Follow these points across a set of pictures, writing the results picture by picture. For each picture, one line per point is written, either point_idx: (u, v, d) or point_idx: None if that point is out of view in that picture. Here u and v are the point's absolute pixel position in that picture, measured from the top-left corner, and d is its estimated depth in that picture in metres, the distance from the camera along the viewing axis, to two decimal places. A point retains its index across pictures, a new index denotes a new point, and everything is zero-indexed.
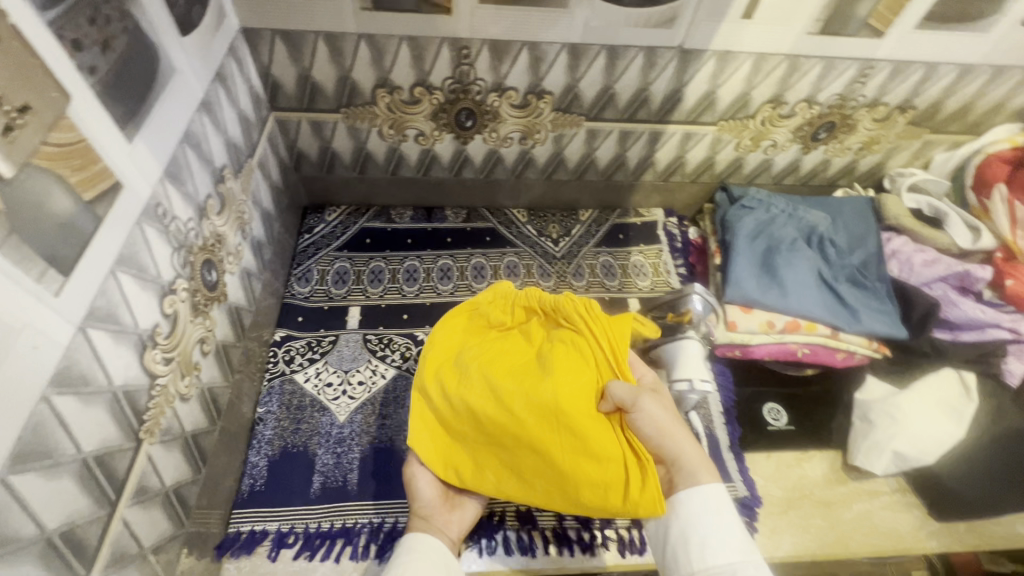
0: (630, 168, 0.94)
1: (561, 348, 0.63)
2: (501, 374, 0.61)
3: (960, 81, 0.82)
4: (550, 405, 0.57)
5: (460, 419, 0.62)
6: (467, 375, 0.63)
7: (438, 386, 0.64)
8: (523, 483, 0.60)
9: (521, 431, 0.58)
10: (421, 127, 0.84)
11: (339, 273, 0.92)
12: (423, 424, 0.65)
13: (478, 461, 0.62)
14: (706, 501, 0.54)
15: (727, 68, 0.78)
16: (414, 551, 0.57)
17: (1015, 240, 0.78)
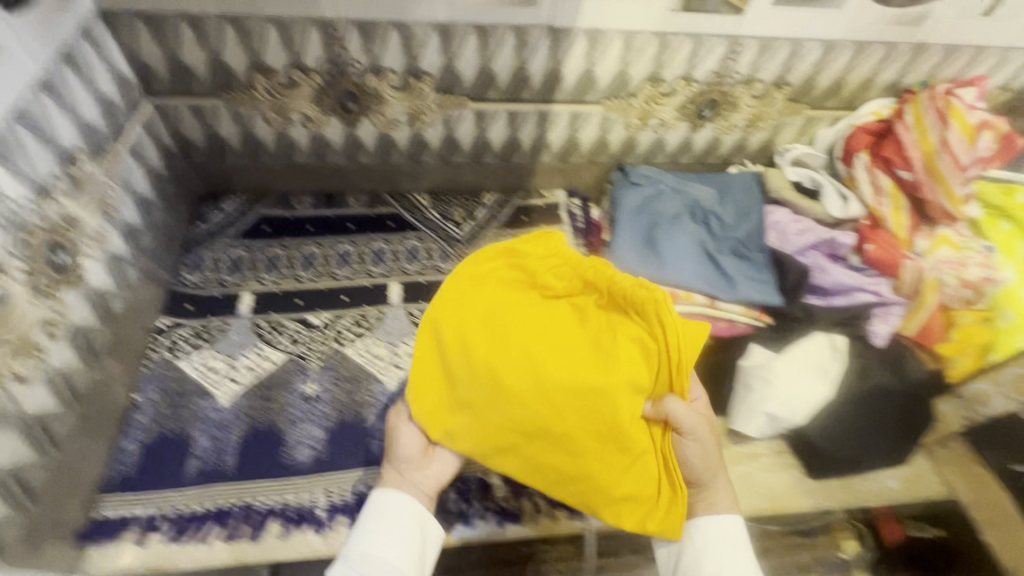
0: (525, 149, 0.96)
1: (637, 353, 0.59)
2: (550, 361, 0.58)
3: (827, 57, 0.85)
4: (610, 413, 0.57)
5: (483, 402, 0.59)
6: (497, 350, 0.59)
7: (467, 353, 0.60)
8: (536, 468, 0.60)
9: (561, 426, 0.57)
10: (305, 111, 0.84)
11: (234, 261, 0.91)
12: (428, 389, 0.62)
13: (491, 438, 0.59)
14: (722, 530, 0.60)
15: (599, 47, 0.80)
16: (385, 518, 0.58)
17: (877, 208, 0.82)
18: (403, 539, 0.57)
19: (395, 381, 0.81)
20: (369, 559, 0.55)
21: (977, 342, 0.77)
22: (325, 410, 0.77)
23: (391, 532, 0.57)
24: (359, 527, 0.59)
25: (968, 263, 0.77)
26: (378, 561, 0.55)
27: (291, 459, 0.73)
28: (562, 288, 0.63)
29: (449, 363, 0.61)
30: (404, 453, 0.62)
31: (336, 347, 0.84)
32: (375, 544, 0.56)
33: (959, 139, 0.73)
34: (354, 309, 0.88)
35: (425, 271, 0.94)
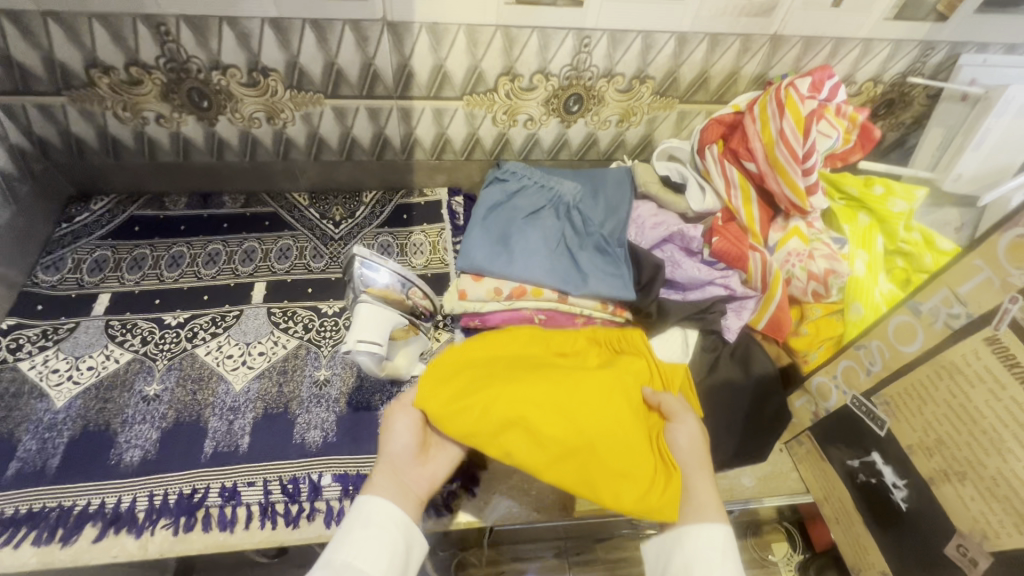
0: (396, 146, 0.95)
1: (640, 364, 0.69)
2: (551, 366, 0.67)
3: (683, 50, 0.85)
4: (609, 393, 0.64)
5: (496, 386, 0.64)
6: (510, 363, 0.68)
7: (485, 362, 0.69)
8: (536, 445, 0.60)
9: (569, 403, 0.62)
10: (158, 110, 0.84)
11: (97, 261, 0.90)
12: (442, 387, 0.65)
13: (496, 412, 0.61)
14: (710, 539, 0.58)
15: (443, 41, 0.79)
16: (369, 526, 0.58)
17: (730, 201, 0.81)
18: (385, 551, 0.58)
19: (242, 381, 0.80)
20: (349, 570, 0.55)
21: (827, 336, 0.77)
22: (163, 410, 0.76)
23: (373, 541, 0.57)
24: (343, 527, 0.59)
25: (813, 255, 0.76)
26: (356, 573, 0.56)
27: (118, 461, 0.71)
28: (568, 342, 0.74)
29: (464, 369, 0.67)
30: (398, 450, 0.63)
31: (186, 347, 0.82)
32: (354, 553, 0.56)
33: (791, 128, 0.72)
34: (212, 309, 0.87)
35: (293, 270, 0.93)
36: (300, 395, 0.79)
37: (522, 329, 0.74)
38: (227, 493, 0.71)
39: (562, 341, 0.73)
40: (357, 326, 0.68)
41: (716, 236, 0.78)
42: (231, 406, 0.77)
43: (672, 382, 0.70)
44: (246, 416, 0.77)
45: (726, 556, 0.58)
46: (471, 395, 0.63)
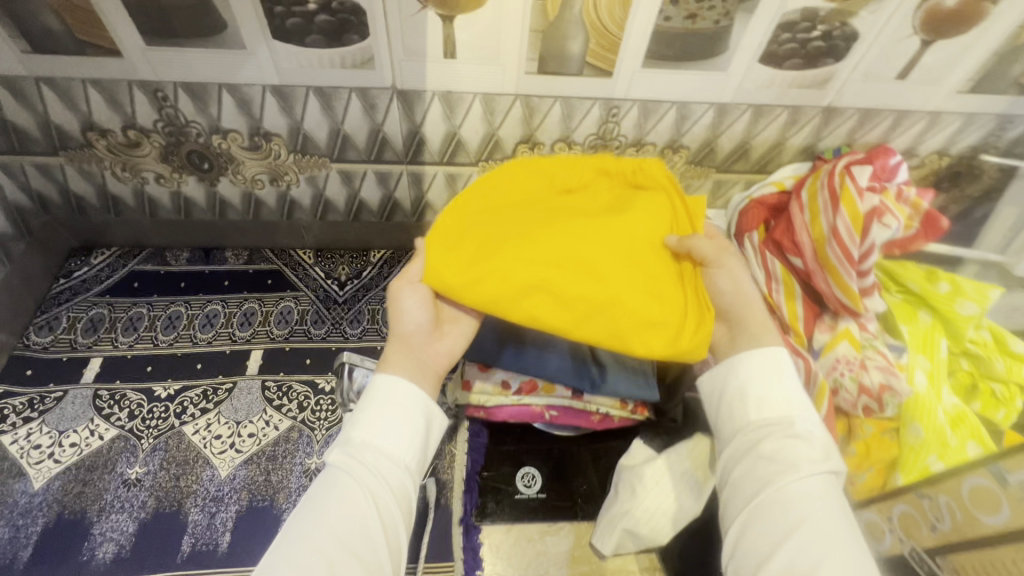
0: (406, 209, 0.89)
1: (658, 203, 0.62)
2: (566, 222, 0.59)
3: (722, 121, 0.76)
4: (631, 244, 0.59)
5: (516, 249, 0.57)
6: (523, 220, 0.60)
7: (498, 214, 0.61)
8: (563, 303, 0.56)
9: (584, 261, 0.57)
10: (156, 170, 0.79)
11: (92, 320, 0.86)
12: (450, 254, 0.57)
13: (516, 277, 0.55)
14: (764, 362, 0.57)
15: (458, 109, 0.73)
16: (386, 405, 0.54)
17: (771, 295, 0.71)
18: (407, 428, 0.53)
19: (229, 467, 0.75)
20: (370, 450, 0.52)
21: (880, 458, 0.68)
22: (143, 499, 0.71)
23: (392, 419, 0.53)
24: (354, 410, 0.55)
25: (865, 365, 0.67)
26: (377, 450, 0.52)
27: (90, 557, 0.67)
28: (577, 175, 0.64)
29: (475, 229, 0.59)
30: (415, 330, 0.58)
31: (174, 425, 0.78)
32: (366, 430, 0.52)
33: (847, 227, 0.63)
34: (205, 380, 0.82)
35: (292, 337, 0.88)
36: (289, 486, 0.74)
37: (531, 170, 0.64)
38: None
39: (574, 184, 0.64)
40: None
41: None
42: (214, 496, 0.72)
43: (698, 220, 0.62)
44: (229, 510, 0.71)
45: (788, 378, 0.56)
46: (486, 263, 0.56)
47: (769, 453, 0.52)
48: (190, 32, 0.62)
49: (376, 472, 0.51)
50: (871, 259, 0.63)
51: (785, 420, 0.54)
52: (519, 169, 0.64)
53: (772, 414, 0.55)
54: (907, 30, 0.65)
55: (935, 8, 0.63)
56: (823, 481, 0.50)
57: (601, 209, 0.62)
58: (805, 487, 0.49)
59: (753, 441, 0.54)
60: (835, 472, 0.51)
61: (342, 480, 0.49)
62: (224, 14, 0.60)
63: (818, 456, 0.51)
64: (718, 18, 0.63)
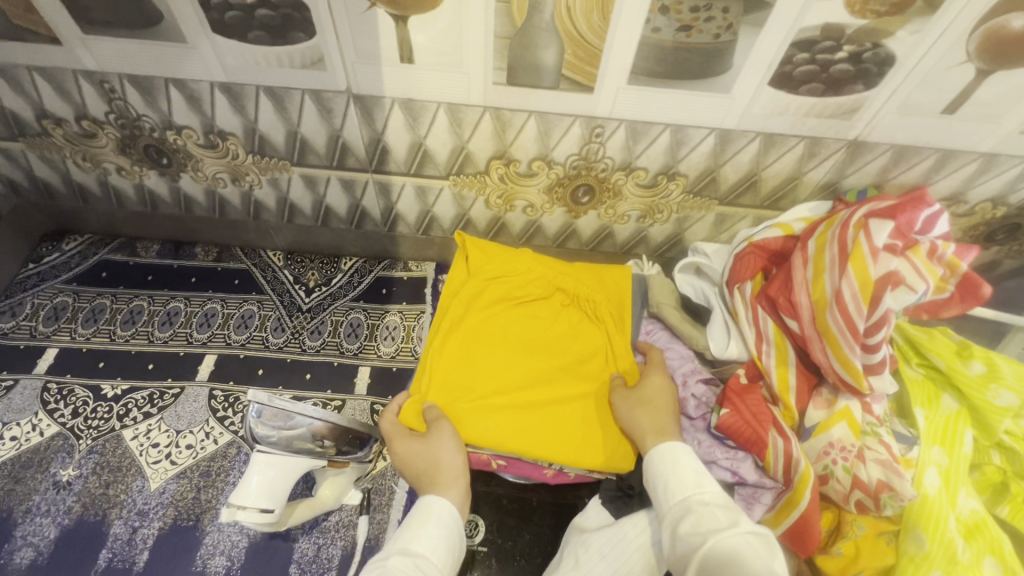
0: (376, 218, 0.83)
1: (597, 336, 0.70)
2: (522, 350, 0.69)
3: (726, 149, 0.66)
4: (566, 374, 0.68)
5: (484, 372, 0.67)
6: (494, 343, 0.69)
7: (472, 334, 0.69)
8: (518, 426, 0.64)
9: (531, 386, 0.66)
10: (116, 161, 0.76)
11: (54, 309, 0.85)
12: (430, 373, 0.66)
13: (482, 400, 0.65)
14: (662, 458, 0.54)
15: (422, 119, 0.66)
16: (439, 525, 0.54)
17: (759, 358, 0.62)
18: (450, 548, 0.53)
19: (160, 479, 0.71)
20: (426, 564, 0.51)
21: (869, 566, 0.57)
22: (69, 504, 0.69)
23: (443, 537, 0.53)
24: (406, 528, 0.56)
25: (863, 456, 0.56)
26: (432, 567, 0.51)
27: (7, 561, 0.65)
28: (536, 288, 0.73)
29: (452, 350, 0.68)
30: (448, 464, 0.58)
31: (114, 428, 0.75)
32: (417, 539, 0.52)
33: (854, 293, 0.52)
34: (153, 383, 0.80)
35: (249, 343, 0.84)
36: (217, 507, 0.70)
37: (494, 283, 0.73)
38: None
39: (528, 308, 0.72)
40: (241, 488, 0.55)
41: (727, 407, 0.60)
42: (140, 510, 0.69)
43: (625, 352, 0.69)
44: (152, 525, 0.68)
45: (685, 460, 0.54)
46: (460, 385, 0.66)
47: (688, 532, 0.48)
48: (124, 21, 0.56)
49: None
50: (881, 334, 0.52)
51: (693, 498, 0.50)
52: (484, 281, 0.73)
53: (684, 490, 0.51)
54: (959, 56, 0.53)
55: (998, 30, 0.50)
56: (744, 536, 0.44)
57: (554, 332, 0.70)
58: (724, 543, 0.44)
59: (673, 529, 0.49)
60: (755, 532, 0.45)
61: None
62: (157, 3, 0.55)
63: (728, 523, 0.46)
64: (718, 31, 0.53)
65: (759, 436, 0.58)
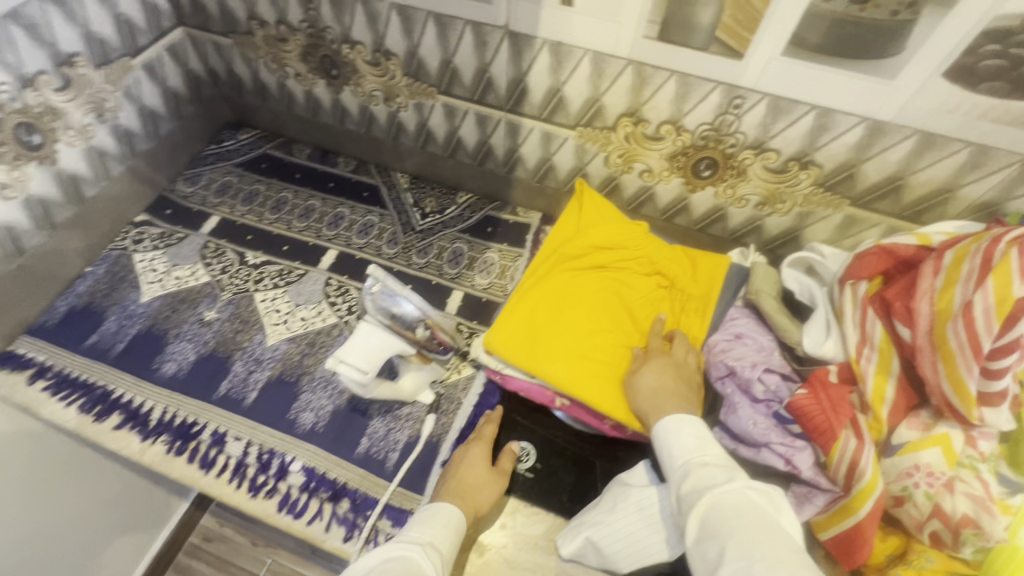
0: (498, 157, 0.89)
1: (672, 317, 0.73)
2: (594, 312, 0.72)
3: (873, 143, 0.62)
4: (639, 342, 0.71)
5: (565, 322, 0.71)
6: (578, 303, 0.72)
7: (558, 288, 0.74)
8: (583, 376, 0.67)
9: (609, 347, 0.70)
10: (297, 67, 0.89)
11: (222, 185, 1.01)
12: (512, 316, 0.72)
13: (561, 349, 0.69)
14: (665, 432, 0.57)
15: (566, 64, 0.69)
16: (444, 523, 0.60)
17: (857, 361, 0.58)
18: (445, 538, 0.58)
19: (276, 338, 0.84)
20: (430, 551, 0.56)
21: None
22: (208, 338, 0.84)
23: (442, 527, 0.59)
24: (414, 519, 0.60)
25: (952, 486, 0.52)
26: (433, 552, 0.56)
27: (158, 368, 0.80)
28: (636, 262, 0.76)
29: (538, 303, 0.73)
30: (472, 477, 0.67)
31: (249, 289, 0.89)
32: (440, 538, 0.58)
33: (986, 308, 0.49)
34: (285, 261, 0.92)
35: (366, 248, 0.95)
36: (314, 373, 0.81)
37: (596, 239, 0.76)
38: (217, 437, 0.75)
39: (612, 270, 0.76)
40: (348, 345, 0.63)
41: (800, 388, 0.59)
42: (258, 358, 0.82)
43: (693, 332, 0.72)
44: (264, 372, 0.80)
45: (687, 428, 0.56)
46: (544, 329, 0.71)
47: (690, 489, 0.50)
48: None
49: (425, 560, 0.54)
50: (1009, 359, 0.48)
51: (695, 461, 0.52)
52: (577, 239, 0.77)
53: (685, 453, 0.54)
54: None
55: None
56: (746, 492, 0.47)
57: (630, 298, 0.74)
58: (729, 503, 0.47)
59: (677, 488, 0.52)
60: (757, 488, 0.48)
61: (414, 572, 0.52)
62: None
63: (725, 480, 0.49)
64: (897, 8, 0.50)
65: (830, 425, 0.56)
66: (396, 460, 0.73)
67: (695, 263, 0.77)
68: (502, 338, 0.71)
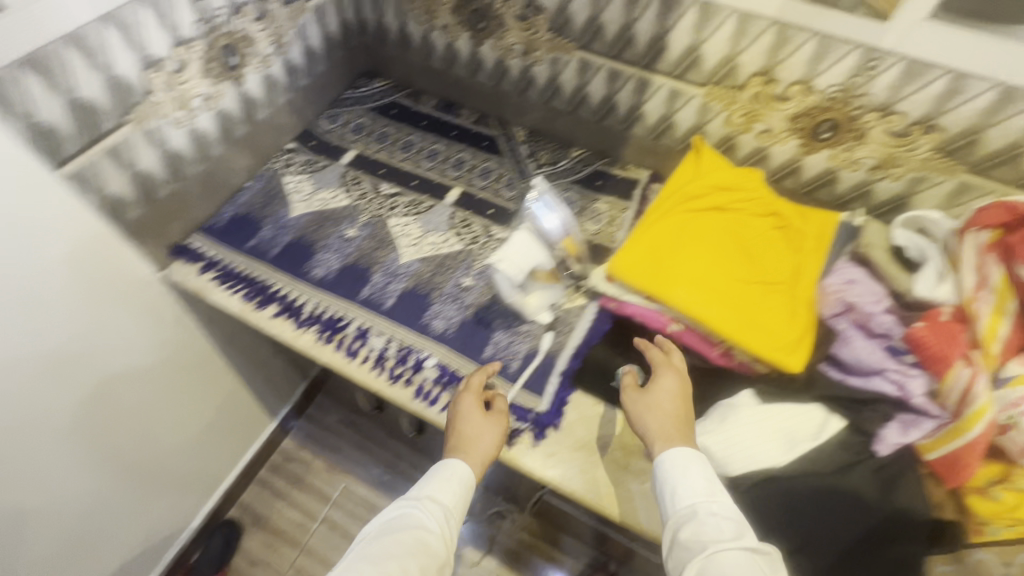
0: (620, 114, 0.97)
1: (787, 256, 0.79)
2: (713, 248, 0.80)
3: (1003, 108, 0.67)
4: (754, 277, 0.78)
5: (686, 254, 0.80)
6: (699, 238, 0.81)
7: (681, 224, 0.82)
8: (702, 302, 0.76)
9: (726, 280, 0.78)
10: (445, 20, 0.99)
11: (358, 125, 1.12)
12: (636, 245, 0.82)
13: (681, 277, 0.78)
14: (672, 463, 0.64)
15: (710, 23, 0.77)
16: (450, 477, 0.69)
17: (973, 301, 0.64)
18: (452, 490, 0.68)
19: (409, 257, 0.94)
20: (433, 504, 0.67)
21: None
22: (350, 251, 0.94)
23: (448, 481, 0.69)
24: (426, 476, 0.70)
25: None
26: (435, 505, 0.67)
27: (308, 271, 0.91)
28: (755, 208, 0.83)
29: (661, 236, 0.82)
30: (473, 433, 0.72)
31: (384, 215, 0.99)
32: (441, 492, 0.68)
33: None
34: (415, 194, 1.03)
35: (486, 189, 1.04)
36: (443, 288, 0.90)
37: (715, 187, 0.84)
38: (360, 332, 0.85)
39: (732, 212, 0.83)
40: (511, 244, 0.77)
41: (919, 321, 0.65)
42: (394, 271, 0.92)
43: (807, 270, 0.78)
44: (399, 283, 0.90)
45: (699, 471, 0.63)
46: (666, 258, 0.80)
47: (690, 537, 0.59)
48: None
49: (429, 517, 0.66)
50: None
51: (701, 508, 0.60)
52: (698, 186, 0.84)
53: (693, 496, 0.61)
54: None
55: None
56: (740, 557, 0.55)
57: (747, 236, 0.81)
58: (723, 562, 0.55)
59: (676, 531, 0.60)
60: (753, 551, 0.56)
61: (415, 527, 0.64)
62: None
63: (731, 537, 0.57)
64: None
65: (946, 353, 0.62)
66: (518, 366, 0.82)
67: (807, 214, 0.83)
68: (627, 262, 0.80)
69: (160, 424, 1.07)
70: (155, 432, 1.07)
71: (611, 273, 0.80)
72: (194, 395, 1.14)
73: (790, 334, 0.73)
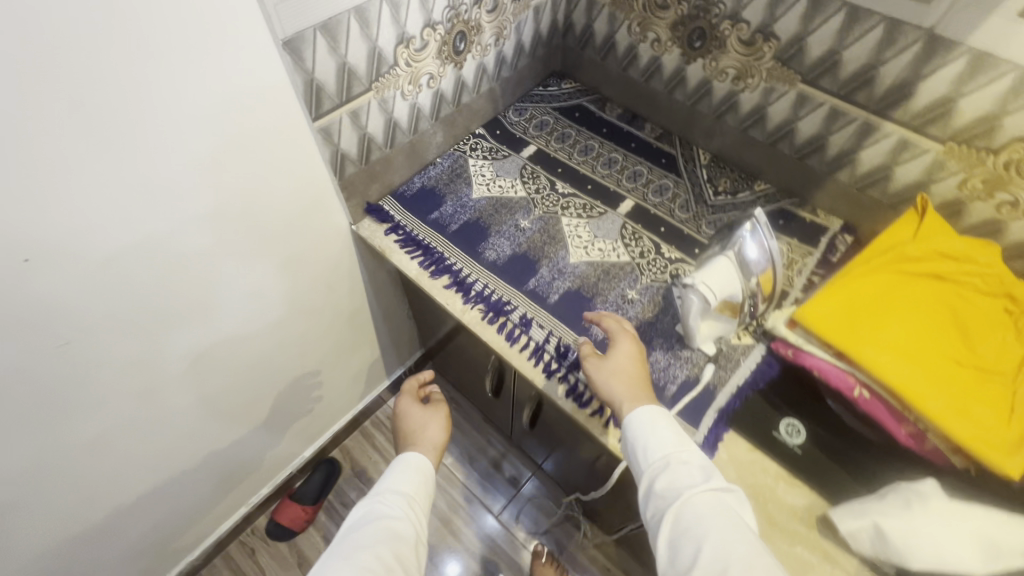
0: (827, 155, 0.92)
1: (1014, 346, 0.71)
2: (922, 317, 0.74)
3: None
4: (968, 359, 0.71)
5: (890, 316, 0.74)
6: (907, 304, 0.75)
7: (887, 286, 0.77)
8: (905, 369, 0.69)
9: (934, 355, 0.71)
10: (659, 34, 1.00)
11: (541, 122, 1.16)
12: (833, 295, 0.77)
13: (881, 337, 0.72)
14: (644, 419, 0.66)
15: (980, 76, 0.70)
16: (405, 470, 0.76)
17: None
18: (409, 478, 0.75)
19: (577, 258, 0.95)
20: (394, 493, 0.72)
21: None
22: (522, 240, 0.98)
23: (405, 475, 0.75)
24: (390, 473, 0.76)
25: None
26: (397, 493, 0.72)
27: (482, 252, 0.96)
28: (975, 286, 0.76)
29: (863, 292, 0.77)
30: (426, 428, 0.85)
31: (557, 213, 1.02)
32: (398, 482, 0.74)
33: None
34: (588, 198, 1.04)
35: (660, 206, 1.02)
36: (606, 296, 0.90)
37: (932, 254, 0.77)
38: (523, 320, 0.88)
39: (948, 286, 0.76)
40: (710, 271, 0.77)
41: None
42: (561, 269, 0.94)
43: None
44: (565, 282, 0.92)
45: (664, 428, 0.66)
46: (866, 316, 0.74)
47: (665, 487, 0.61)
48: None
49: (391, 505, 0.70)
50: None
51: (671, 456, 0.63)
52: (918, 248, 0.78)
53: (663, 448, 0.64)
54: None
55: None
56: (710, 496, 0.58)
57: (966, 315, 0.74)
58: (694, 506, 0.58)
59: (651, 483, 0.63)
60: (722, 491, 0.59)
61: (382, 516, 0.68)
62: None
63: (701, 482, 0.60)
64: None
65: None
66: (674, 391, 0.80)
67: None
68: (819, 309, 0.76)
69: (288, 369, 1.12)
70: (282, 375, 1.11)
71: (799, 316, 0.76)
72: (324, 348, 1.19)
73: (1010, 431, 0.64)
